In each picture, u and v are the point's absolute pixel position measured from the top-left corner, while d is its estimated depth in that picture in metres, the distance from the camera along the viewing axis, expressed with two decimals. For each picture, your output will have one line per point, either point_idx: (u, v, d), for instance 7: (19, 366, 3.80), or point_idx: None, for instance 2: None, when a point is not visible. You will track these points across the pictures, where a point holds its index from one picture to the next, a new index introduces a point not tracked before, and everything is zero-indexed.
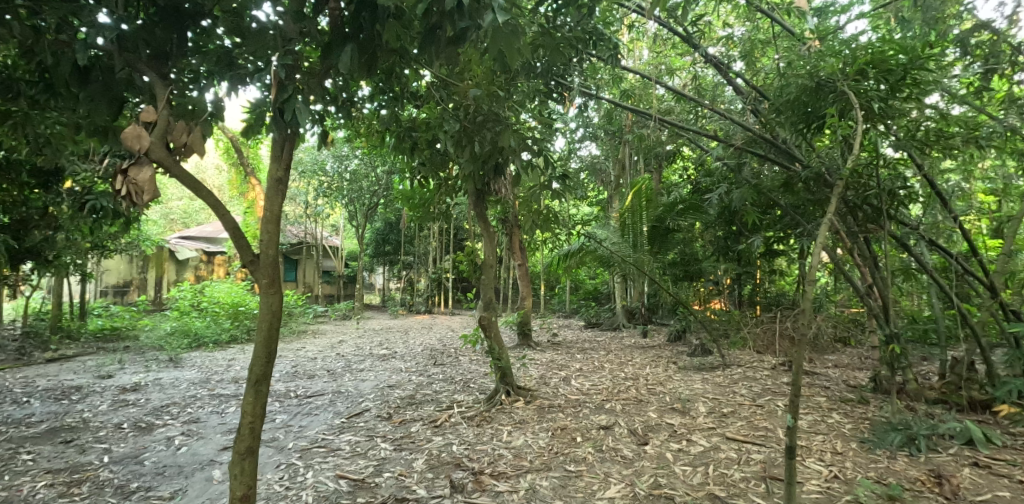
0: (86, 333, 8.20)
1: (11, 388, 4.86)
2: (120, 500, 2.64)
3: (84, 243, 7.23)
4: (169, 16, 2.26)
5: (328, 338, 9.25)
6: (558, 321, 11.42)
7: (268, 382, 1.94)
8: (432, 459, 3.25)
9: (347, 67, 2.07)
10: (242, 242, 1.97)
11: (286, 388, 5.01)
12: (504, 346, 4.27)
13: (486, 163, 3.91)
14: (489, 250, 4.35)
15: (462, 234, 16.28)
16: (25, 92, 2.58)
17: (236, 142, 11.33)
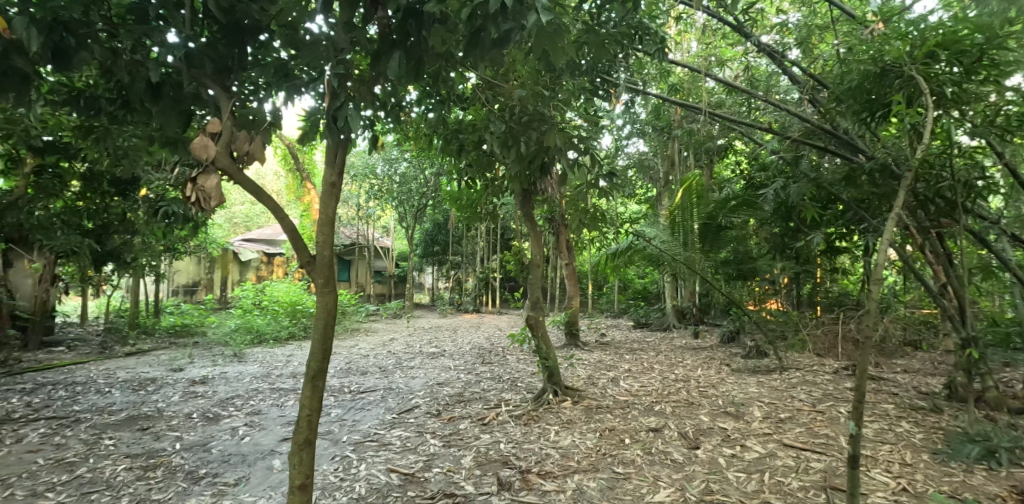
0: (161, 329, 8.84)
1: (96, 379, 5.30)
2: (190, 484, 2.83)
3: (159, 247, 7.78)
4: (230, 33, 2.41)
5: (380, 335, 9.57)
6: (606, 320, 11.28)
7: (324, 377, 2.02)
8: (480, 457, 3.28)
9: (394, 73, 2.13)
10: (300, 244, 2.06)
11: (341, 384, 5.19)
12: (552, 346, 4.24)
13: (533, 163, 3.91)
14: (535, 250, 4.34)
15: (509, 233, 16.39)
16: (105, 108, 2.80)
17: (292, 148, 11.90)
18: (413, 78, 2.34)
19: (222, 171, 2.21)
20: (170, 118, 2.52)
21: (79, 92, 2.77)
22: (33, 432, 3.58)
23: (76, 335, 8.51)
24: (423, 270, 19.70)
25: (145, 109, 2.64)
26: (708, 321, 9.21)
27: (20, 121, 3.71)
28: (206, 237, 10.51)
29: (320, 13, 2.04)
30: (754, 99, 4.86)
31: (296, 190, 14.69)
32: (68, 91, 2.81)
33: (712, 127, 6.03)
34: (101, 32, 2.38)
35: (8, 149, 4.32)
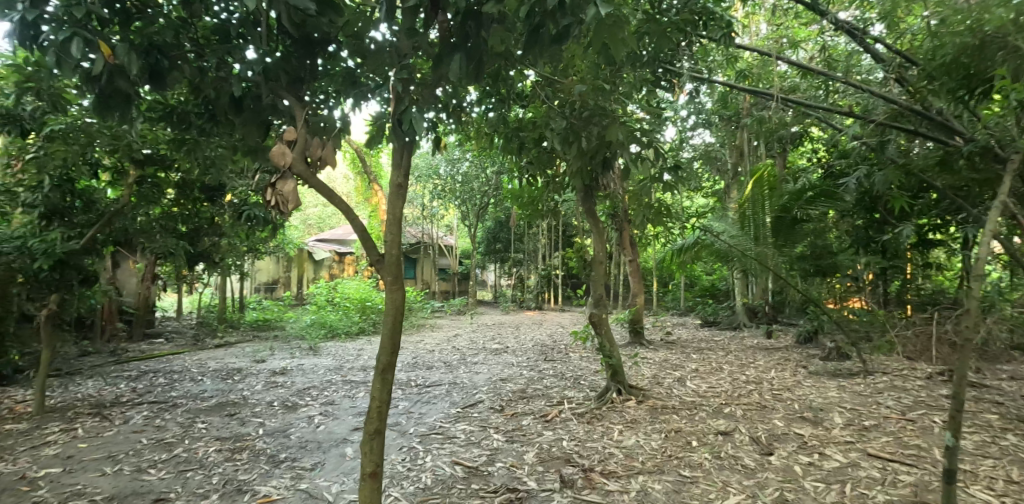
0: (245, 323, 9.56)
1: (190, 368, 5.83)
2: (272, 467, 3.05)
3: (243, 247, 8.41)
4: (301, 46, 2.56)
5: (444, 331, 9.84)
6: (671, 319, 10.89)
7: (393, 371, 2.08)
8: (543, 454, 3.29)
9: (455, 75, 2.16)
10: (370, 244, 2.14)
11: (408, 378, 5.37)
12: (616, 344, 4.15)
13: (595, 158, 3.82)
14: (598, 246, 4.26)
15: (571, 230, 16.25)
16: (194, 121, 3.07)
17: (361, 153, 12.49)
18: (474, 79, 2.35)
19: (298, 176, 2.34)
20: (250, 129, 2.72)
21: (172, 108, 3.05)
22: (138, 414, 4.01)
23: (174, 328, 9.40)
24: (486, 268, 19.96)
25: (228, 122, 2.86)
26: (781, 321, 8.64)
27: (123, 137, 4.14)
28: (283, 237, 11.24)
29: (383, 22, 2.09)
30: (833, 81, 4.52)
31: (365, 192, 15.37)
32: (163, 108, 3.11)
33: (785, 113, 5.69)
34: (190, 53, 2.60)
35: (115, 162, 4.71)
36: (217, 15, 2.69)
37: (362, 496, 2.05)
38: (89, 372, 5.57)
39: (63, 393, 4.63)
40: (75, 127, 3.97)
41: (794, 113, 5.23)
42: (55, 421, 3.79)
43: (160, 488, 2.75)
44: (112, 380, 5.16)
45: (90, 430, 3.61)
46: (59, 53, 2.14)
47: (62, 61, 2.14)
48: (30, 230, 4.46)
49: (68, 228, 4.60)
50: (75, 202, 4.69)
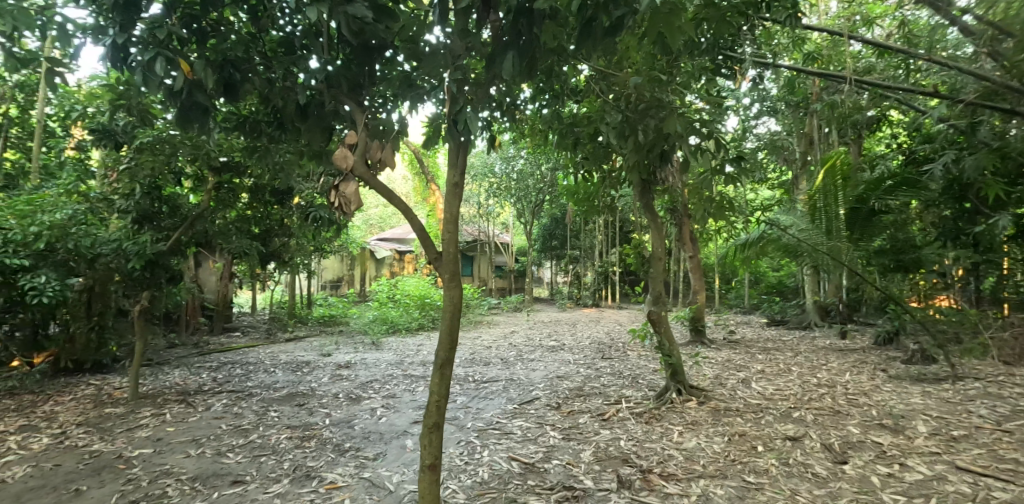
0: (313, 319, 10.09)
1: (264, 361, 6.24)
2: (337, 455, 3.22)
3: (311, 247, 8.88)
4: (360, 53, 2.69)
5: (500, 328, 9.92)
6: (734, 318, 10.41)
7: (451, 367, 2.11)
8: (600, 453, 3.25)
9: (508, 74, 2.17)
10: (427, 242, 2.18)
11: (465, 373, 5.49)
12: (676, 343, 4.02)
13: (653, 151, 3.69)
14: (656, 242, 4.14)
15: (629, 226, 15.90)
16: (264, 130, 3.29)
17: (418, 154, 12.84)
18: (526, 77, 2.35)
19: (359, 178, 2.43)
20: (315, 135, 2.86)
21: (245, 118, 3.28)
22: (219, 402, 4.35)
23: (250, 323, 10.08)
24: (542, 265, 19.94)
25: (295, 129, 3.04)
26: (858, 320, 8.02)
27: (202, 146, 4.50)
28: (347, 237, 11.75)
29: (437, 24, 2.15)
30: (914, 58, 4.20)
31: (424, 192, 15.76)
32: (237, 118, 3.34)
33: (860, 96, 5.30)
34: (259, 65, 2.80)
35: (196, 170, 5.09)
36: (283, 29, 2.88)
37: (421, 487, 2.10)
38: (176, 362, 6.09)
39: (155, 381, 5.09)
40: (161, 139, 4.39)
41: (869, 94, 4.81)
42: (147, 406, 4.18)
43: (237, 471, 2.97)
44: (196, 370, 5.60)
45: (176, 416, 3.96)
46: (145, 72, 2.35)
47: (149, 79, 2.35)
48: (126, 234, 4.93)
49: (156, 231, 5.04)
50: (162, 207, 5.11)
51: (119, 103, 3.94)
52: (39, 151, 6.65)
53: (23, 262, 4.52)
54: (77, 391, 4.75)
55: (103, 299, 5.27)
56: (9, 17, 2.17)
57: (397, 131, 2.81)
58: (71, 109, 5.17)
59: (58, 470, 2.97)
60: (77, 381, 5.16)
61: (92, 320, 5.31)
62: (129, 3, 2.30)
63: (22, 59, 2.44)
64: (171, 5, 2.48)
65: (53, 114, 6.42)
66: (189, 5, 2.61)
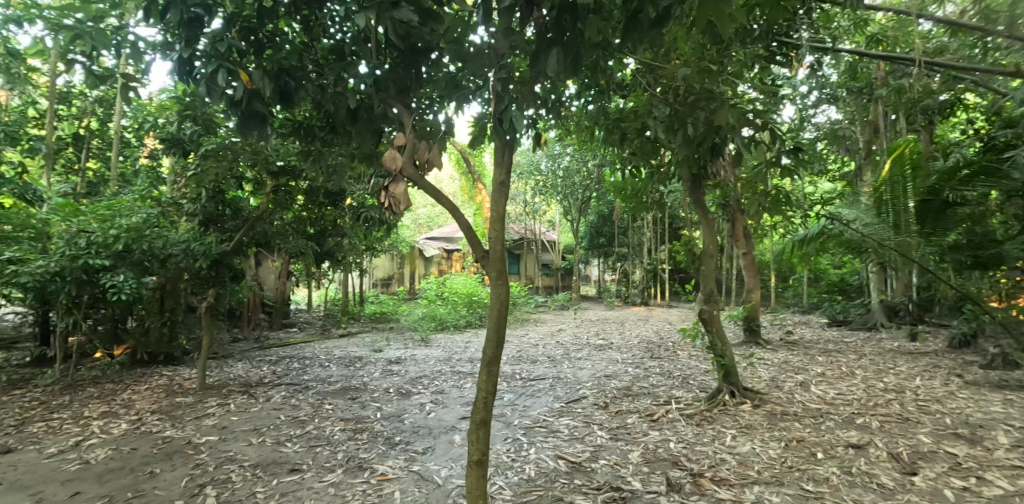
0: (366, 316, 10.45)
1: (320, 355, 6.53)
2: (388, 448, 3.32)
3: (362, 246, 9.19)
4: (407, 56, 2.75)
5: (547, 326, 9.90)
6: (791, 318, 9.91)
7: (498, 364, 2.11)
8: (648, 454, 3.19)
9: (552, 71, 2.08)
10: (475, 240, 2.20)
11: (512, 371, 5.53)
12: (728, 343, 3.87)
13: (703, 145, 3.53)
14: (708, 238, 4.00)
15: (678, 222, 15.48)
16: (318, 134, 3.44)
17: (464, 153, 13.00)
18: (571, 74, 2.28)
19: (408, 179, 2.49)
20: (365, 136, 2.97)
21: (300, 124, 3.44)
22: (278, 394, 4.59)
23: (306, 319, 10.56)
24: (589, 262, 19.75)
25: (346, 132, 3.15)
26: (932, 321, 7.45)
27: (261, 152, 4.74)
28: (396, 236, 12.07)
29: (480, 25, 2.15)
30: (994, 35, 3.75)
31: (470, 191, 15.93)
32: (292, 124, 3.51)
33: (932, 78, 4.89)
34: (312, 73, 2.91)
35: (256, 175, 5.37)
36: (334, 36, 3.02)
37: (469, 483, 2.11)
38: (240, 356, 6.47)
39: (221, 373, 5.43)
40: (224, 146, 4.69)
41: (941, 77, 4.45)
42: (213, 396, 4.47)
43: (294, 460, 3.13)
44: (257, 363, 5.94)
45: (240, 406, 4.21)
46: (208, 84, 2.52)
47: (212, 89, 2.53)
48: (195, 235, 5.27)
49: (221, 232, 5.37)
50: (225, 210, 5.58)
51: (186, 113, 4.22)
52: (117, 160, 7.21)
53: (104, 263, 4.85)
54: (152, 380, 5.14)
55: (173, 296, 5.76)
56: (88, 38, 2.37)
57: (444, 131, 2.86)
58: (145, 120, 5.58)
59: (136, 453, 3.24)
60: (152, 372, 5.59)
61: (163, 315, 5.79)
62: (193, 20, 2.43)
63: (100, 75, 2.67)
64: (231, 21, 2.66)
65: (129, 125, 6.96)
66: (247, 18, 2.76)
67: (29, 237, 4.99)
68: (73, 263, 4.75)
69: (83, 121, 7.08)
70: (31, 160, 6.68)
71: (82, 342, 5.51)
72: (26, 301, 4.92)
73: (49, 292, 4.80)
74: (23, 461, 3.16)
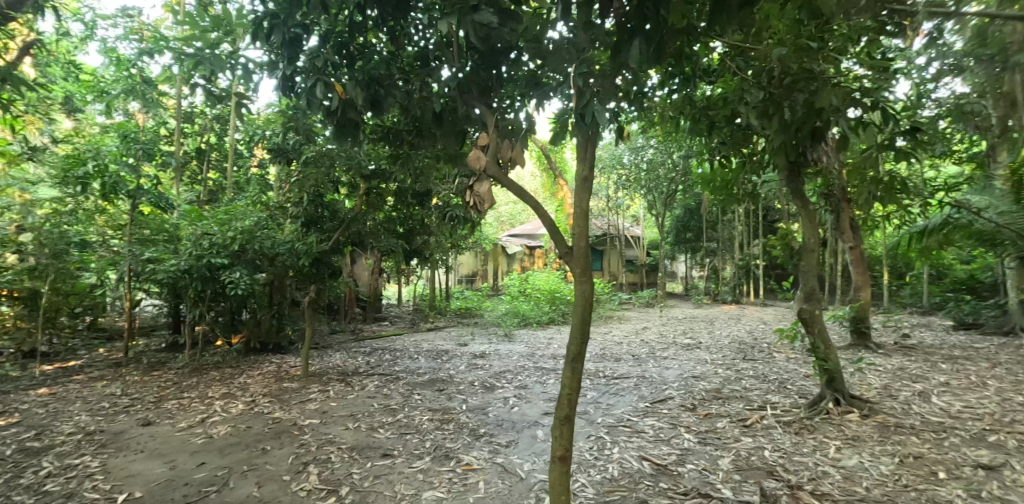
0: (452, 311, 10.84)
1: (410, 348, 6.88)
2: (473, 440, 3.44)
3: (448, 244, 9.55)
4: (487, 57, 2.81)
5: (630, 324, 9.67)
6: (908, 319, 8.88)
7: (583, 360, 2.08)
8: (741, 461, 3.02)
9: (635, 62, 2.00)
10: (558, 236, 2.19)
11: (596, 368, 5.48)
12: (833, 345, 3.56)
13: (802, 130, 3.24)
14: (808, 231, 3.70)
15: (774, 214, 14.41)
16: (406, 138, 3.63)
17: (545, 150, 13.02)
18: (654, 63, 2.19)
19: (492, 177, 2.54)
20: (450, 138, 3.06)
21: (389, 129, 3.65)
22: (372, 383, 4.91)
23: (397, 313, 11.18)
24: (675, 258, 19.00)
25: (431, 135, 3.28)
26: None
27: (354, 157, 5.09)
28: (480, 234, 12.39)
29: (559, 20, 2.06)
30: None
31: (552, 187, 15.91)
32: (382, 130, 3.73)
33: None
34: (399, 79, 3.03)
35: (350, 179, 5.74)
36: (417, 43, 3.13)
37: (550, 477, 2.09)
38: (338, 346, 6.99)
39: (322, 362, 5.91)
40: (322, 153, 5.11)
41: None
42: (315, 383, 4.88)
43: (386, 445, 3.34)
44: (353, 354, 6.38)
45: (338, 393, 4.57)
46: (309, 96, 2.76)
47: (311, 102, 2.77)
48: (297, 236, 5.75)
49: (321, 233, 5.83)
50: (323, 212, 5.77)
51: (289, 125, 4.66)
52: (233, 170, 8.08)
53: (224, 261, 5.49)
54: (264, 367, 5.72)
55: (281, 291, 6.34)
56: (207, 63, 2.73)
57: (526, 128, 2.87)
58: (255, 134, 6.22)
59: (251, 431, 3.62)
60: (265, 359, 6.22)
61: (273, 307, 6.37)
62: (294, 40, 2.67)
63: (218, 96, 3.03)
64: (326, 37, 2.88)
65: (241, 138, 7.80)
66: (340, 33, 2.95)
67: (164, 239, 5.77)
68: (198, 261, 5.46)
69: (204, 136, 8.05)
70: (165, 174, 7.69)
71: (207, 330, 6.22)
72: (163, 295, 5.70)
73: (179, 286, 5.55)
74: (161, 433, 3.65)
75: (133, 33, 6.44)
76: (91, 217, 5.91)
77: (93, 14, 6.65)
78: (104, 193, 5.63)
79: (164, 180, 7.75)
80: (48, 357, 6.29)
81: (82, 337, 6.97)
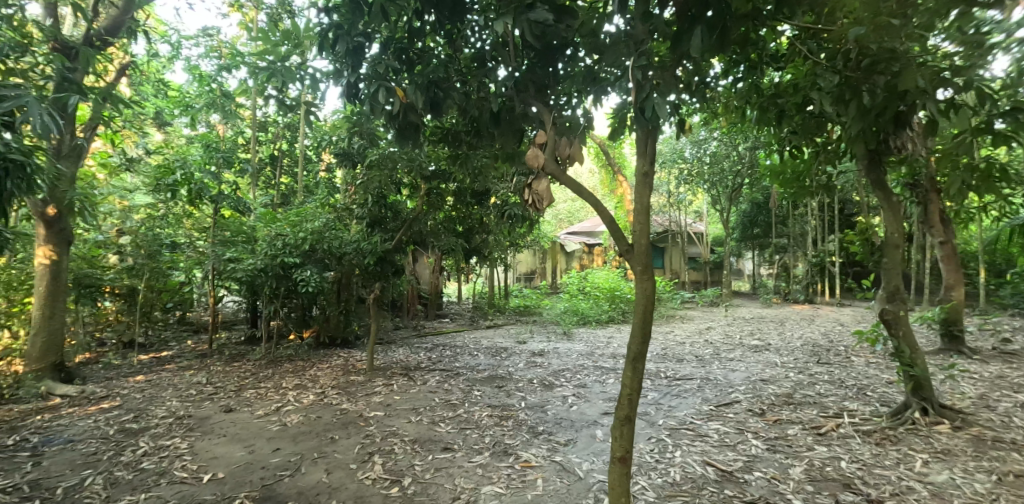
0: (510, 309, 10.93)
1: (470, 345, 7.01)
2: (532, 437, 3.46)
3: (507, 242, 9.64)
4: (543, 55, 2.81)
5: (694, 324, 9.33)
6: (1011, 322, 8.00)
7: (644, 360, 2.04)
8: (814, 471, 2.85)
9: (697, 49, 1.96)
10: (618, 233, 2.15)
11: (657, 368, 5.35)
12: (921, 348, 3.29)
13: (884, 116, 3.00)
14: (891, 226, 3.42)
15: (851, 207, 13.40)
16: (464, 139, 3.69)
17: (603, 146, 12.81)
18: (717, 51, 2.11)
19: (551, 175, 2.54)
20: (508, 137, 3.08)
21: (448, 131, 3.74)
22: (432, 378, 5.05)
23: (457, 310, 11.41)
24: (742, 255, 18.16)
25: (489, 134, 3.32)
26: None
27: (415, 159, 5.25)
28: (538, 232, 12.39)
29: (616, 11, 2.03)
30: None
31: (611, 184, 15.64)
32: (442, 132, 3.83)
33: None
34: (457, 81, 3.09)
35: (412, 180, 5.91)
36: (474, 44, 3.17)
37: (610, 478, 2.07)
38: (401, 342, 7.24)
39: (386, 357, 6.15)
40: (384, 156, 5.30)
41: None
42: (379, 377, 5.08)
43: (447, 439, 3.43)
44: (416, 349, 6.59)
45: (401, 387, 4.73)
46: (372, 102, 2.88)
47: (374, 108, 2.89)
48: (363, 236, 6.00)
49: (385, 232, 6.05)
50: (387, 212, 6.08)
51: (354, 129, 4.95)
52: (303, 174, 8.56)
53: (296, 260, 5.87)
54: (333, 360, 6.03)
55: (348, 288, 6.76)
56: (279, 75, 2.93)
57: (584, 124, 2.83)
58: (323, 139, 6.55)
59: (320, 420, 3.84)
60: (333, 353, 6.55)
61: (340, 304, 6.78)
62: (357, 48, 2.81)
63: (288, 105, 3.23)
64: (387, 44, 2.98)
65: (309, 144, 8.25)
66: (400, 40, 3.06)
67: (243, 240, 6.24)
68: (273, 261, 5.85)
69: (276, 143, 8.62)
70: (243, 180, 8.27)
71: (281, 324, 6.65)
72: (242, 292, 6.16)
73: (257, 284, 5.96)
74: (241, 419, 3.94)
75: (213, 51, 6.96)
76: (180, 220, 6.47)
77: (179, 35, 7.27)
78: (191, 199, 6.13)
79: (243, 185, 8.34)
80: (145, 348, 6.95)
81: (174, 330, 7.64)
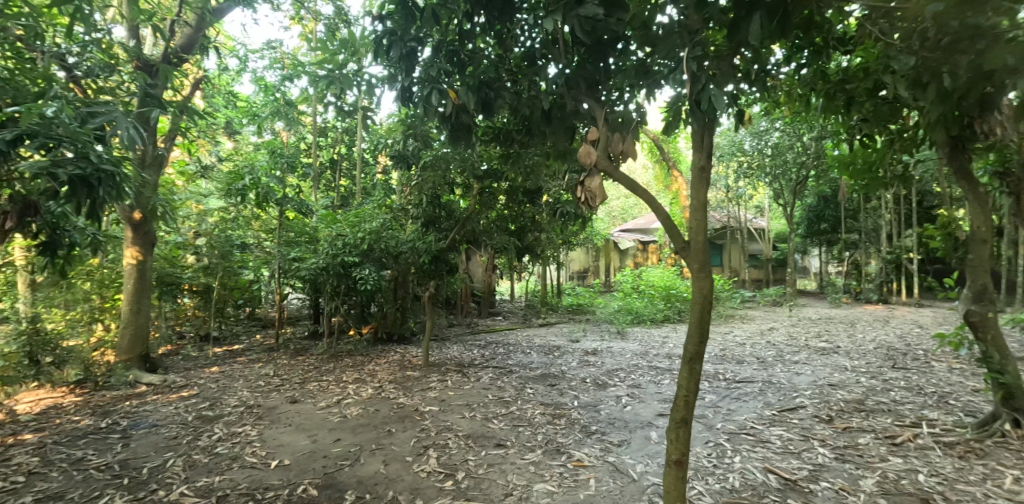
0: (563, 307, 10.88)
1: (522, 342, 7.04)
2: (584, 436, 3.44)
3: (559, 240, 9.60)
4: (594, 51, 2.77)
5: (755, 324, 8.93)
6: None
7: (701, 361, 1.98)
8: (887, 484, 2.67)
9: (756, 37, 1.86)
10: (674, 230, 2.10)
11: (715, 370, 5.16)
12: (1012, 352, 3.02)
13: (970, 100, 2.75)
14: (978, 220, 3.15)
15: (933, 200, 12.40)
16: (515, 138, 3.71)
17: (657, 140, 12.49)
18: (778, 38, 2.00)
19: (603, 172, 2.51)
20: (559, 134, 3.07)
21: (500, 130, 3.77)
22: (484, 375, 5.12)
23: (510, 308, 11.50)
24: (808, 251, 17.21)
25: (540, 132, 3.31)
26: None
27: (467, 159, 5.33)
28: (591, 229, 12.26)
29: None
30: None
31: (666, 179, 15.25)
32: (493, 131, 3.87)
33: None
34: (508, 81, 3.11)
35: (464, 179, 6.01)
36: (524, 43, 3.17)
37: (667, 481, 2.03)
38: (455, 339, 7.38)
39: (441, 353, 6.29)
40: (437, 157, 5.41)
41: None
42: (434, 373, 5.20)
43: (500, 436, 3.47)
44: (469, 347, 6.69)
45: (455, 383, 4.83)
46: (425, 105, 2.96)
47: (427, 110, 2.96)
48: (418, 235, 6.15)
49: (439, 232, 6.18)
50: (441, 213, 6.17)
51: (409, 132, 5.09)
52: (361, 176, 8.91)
53: (355, 259, 6.11)
54: (390, 355, 6.24)
55: (404, 286, 6.94)
56: (337, 82, 3.07)
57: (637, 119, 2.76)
58: (379, 142, 6.78)
59: (378, 414, 3.98)
60: (390, 348, 6.77)
61: (396, 301, 6.97)
62: (410, 53, 2.89)
63: (347, 111, 3.38)
64: (438, 46, 3.05)
65: (366, 147, 8.58)
66: (451, 42, 3.10)
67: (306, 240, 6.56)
68: (334, 260, 6.13)
69: (336, 148, 9.03)
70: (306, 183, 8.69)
71: (341, 321, 6.96)
72: (306, 290, 6.50)
73: (319, 281, 6.28)
74: (304, 410, 4.15)
75: (276, 62, 7.36)
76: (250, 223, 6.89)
77: (245, 49, 7.73)
78: (259, 202, 6.50)
79: (306, 188, 8.78)
80: (220, 342, 7.48)
81: (245, 325, 8.16)
